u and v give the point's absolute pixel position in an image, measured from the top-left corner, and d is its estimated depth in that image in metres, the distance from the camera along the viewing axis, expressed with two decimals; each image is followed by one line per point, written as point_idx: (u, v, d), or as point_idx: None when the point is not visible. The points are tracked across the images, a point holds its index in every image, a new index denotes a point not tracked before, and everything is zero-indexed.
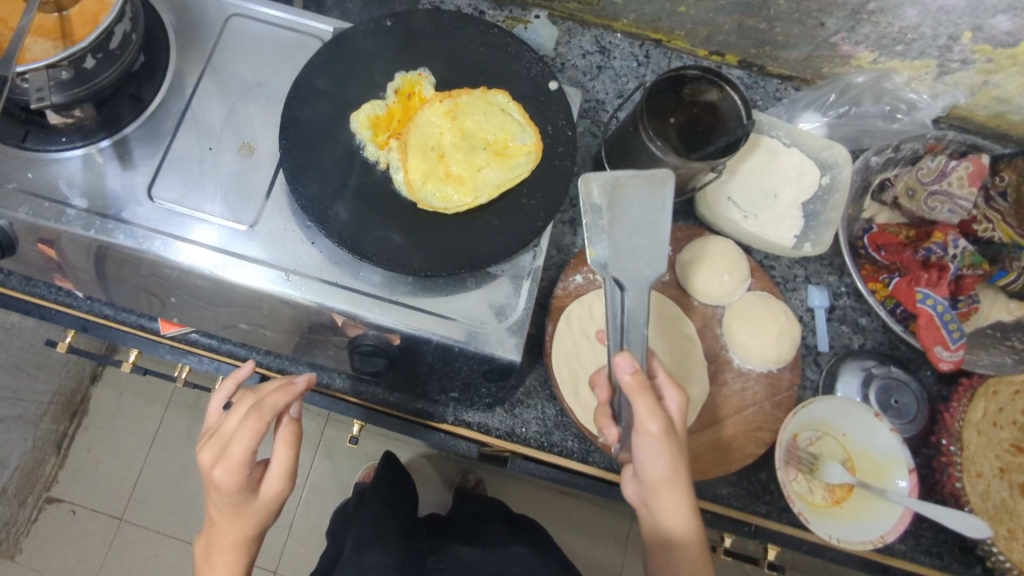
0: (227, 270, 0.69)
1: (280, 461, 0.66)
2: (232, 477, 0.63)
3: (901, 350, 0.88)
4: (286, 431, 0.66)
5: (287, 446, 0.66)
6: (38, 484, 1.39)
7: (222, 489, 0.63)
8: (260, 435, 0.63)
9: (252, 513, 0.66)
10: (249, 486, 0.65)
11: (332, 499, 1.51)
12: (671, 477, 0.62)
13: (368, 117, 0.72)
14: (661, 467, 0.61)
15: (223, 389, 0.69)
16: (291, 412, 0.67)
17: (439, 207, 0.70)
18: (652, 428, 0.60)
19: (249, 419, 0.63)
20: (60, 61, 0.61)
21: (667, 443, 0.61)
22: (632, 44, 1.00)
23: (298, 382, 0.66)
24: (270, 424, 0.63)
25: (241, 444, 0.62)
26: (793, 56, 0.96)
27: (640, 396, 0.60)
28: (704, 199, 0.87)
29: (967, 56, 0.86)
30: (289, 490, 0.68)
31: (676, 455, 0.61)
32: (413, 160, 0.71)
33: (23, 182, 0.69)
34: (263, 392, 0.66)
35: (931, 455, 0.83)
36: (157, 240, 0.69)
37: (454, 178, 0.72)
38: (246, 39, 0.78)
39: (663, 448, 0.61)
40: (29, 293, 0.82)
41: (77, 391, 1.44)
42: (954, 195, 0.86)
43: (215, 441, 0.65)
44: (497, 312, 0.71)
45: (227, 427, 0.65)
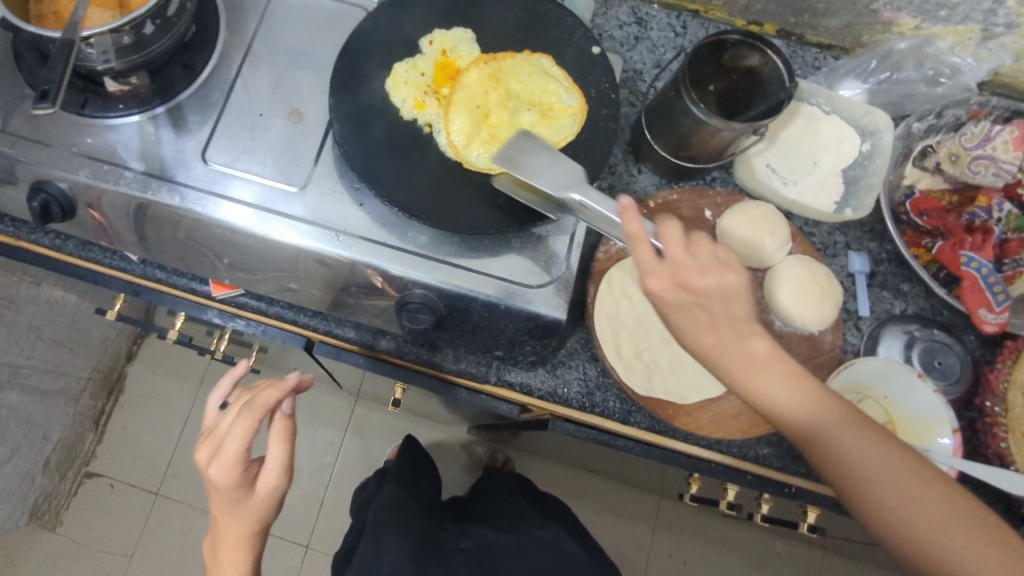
0: (270, 226, 0.70)
1: (275, 456, 0.69)
2: (227, 474, 0.67)
3: (943, 315, 0.88)
4: (280, 427, 0.70)
5: (280, 441, 0.69)
6: (75, 461, 1.43)
7: (219, 486, 0.68)
8: (252, 431, 0.67)
9: (250, 511, 0.70)
10: (245, 484, 0.69)
11: (363, 476, 1.53)
12: (725, 352, 0.59)
13: (402, 77, 0.73)
14: (701, 341, 0.58)
15: (222, 387, 0.77)
16: (283, 408, 0.70)
17: (483, 167, 0.71)
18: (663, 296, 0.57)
19: (239, 417, 0.67)
20: (123, 26, 0.63)
21: (699, 311, 0.58)
22: (669, 15, 1.00)
23: (288, 379, 0.70)
24: (262, 420, 0.67)
25: (234, 441, 0.66)
26: (833, 24, 0.96)
27: (643, 254, 0.56)
28: (744, 165, 0.88)
29: (1012, 20, 0.87)
30: (287, 485, 0.72)
31: (706, 324, 0.58)
32: (455, 120, 0.72)
33: (83, 147, 0.71)
34: (258, 391, 0.70)
35: (974, 419, 0.83)
36: (216, 202, 0.71)
37: (499, 139, 0.73)
38: (295, 8, 0.80)
39: (696, 319, 0.58)
40: (85, 257, 0.82)
41: (113, 369, 1.48)
42: (998, 158, 0.85)
43: (211, 440, 0.69)
44: (542, 273, 0.72)
45: (221, 427, 0.69)
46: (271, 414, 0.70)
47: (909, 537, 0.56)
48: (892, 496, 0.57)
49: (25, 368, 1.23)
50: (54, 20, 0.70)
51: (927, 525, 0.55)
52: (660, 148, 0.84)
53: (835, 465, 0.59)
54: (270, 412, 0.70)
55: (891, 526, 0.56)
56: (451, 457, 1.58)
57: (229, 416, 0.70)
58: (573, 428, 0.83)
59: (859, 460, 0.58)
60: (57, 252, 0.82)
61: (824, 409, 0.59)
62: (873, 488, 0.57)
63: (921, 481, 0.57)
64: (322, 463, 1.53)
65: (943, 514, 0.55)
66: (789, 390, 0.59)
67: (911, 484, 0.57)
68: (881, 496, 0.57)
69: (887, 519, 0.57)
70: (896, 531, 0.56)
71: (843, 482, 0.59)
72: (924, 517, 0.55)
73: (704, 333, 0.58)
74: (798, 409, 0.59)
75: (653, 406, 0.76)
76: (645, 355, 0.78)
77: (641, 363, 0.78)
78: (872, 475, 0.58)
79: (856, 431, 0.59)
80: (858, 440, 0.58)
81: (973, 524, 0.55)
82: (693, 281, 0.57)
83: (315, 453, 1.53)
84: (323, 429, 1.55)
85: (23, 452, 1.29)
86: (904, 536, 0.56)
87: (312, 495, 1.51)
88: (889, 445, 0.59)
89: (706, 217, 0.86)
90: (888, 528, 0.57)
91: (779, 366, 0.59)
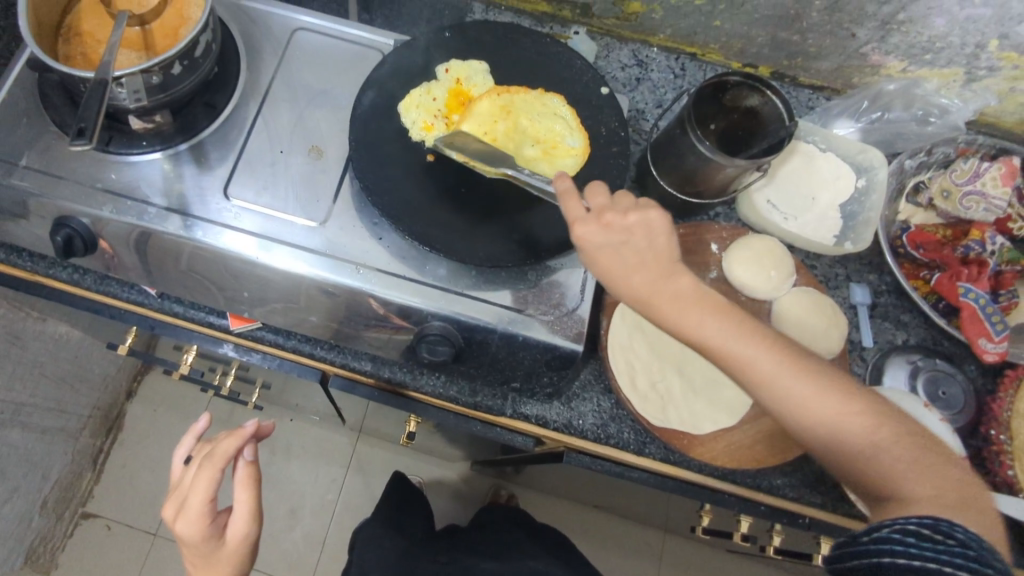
0: (269, 255, 0.72)
1: (243, 503, 0.68)
2: (193, 528, 0.66)
3: (944, 345, 0.90)
4: (245, 473, 0.68)
5: (246, 487, 0.67)
6: (73, 500, 1.39)
7: (187, 541, 0.67)
8: (216, 480, 0.66)
9: (223, 562, 0.68)
10: (215, 535, 0.68)
11: (364, 514, 1.51)
12: (669, 309, 0.60)
13: (415, 101, 0.76)
14: (648, 289, 0.60)
15: (185, 442, 0.76)
16: (246, 454, 0.69)
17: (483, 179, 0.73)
18: (593, 243, 0.60)
19: (201, 468, 0.67)
20: (153, 67, 0.65)
21: (636, 258, 0.60)
22: (669, 57, 1.04)
23: (247, 425, 0.69)
24: (222, 469, 0.66)
25: (198, 493, 0.66)
26: (825, 66, 1.01)
27: (577, 211, 0.61)
28: (747, 202, 0.91)
29: (994, 63, 0.91)
30: (260, 531, 0.70)
31: (645, 274, 0.60)
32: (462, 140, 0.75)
33: (107, 183, 0.73)
34: (218, 440, 0.69)
35: (980, 447, 0.84)
36: (225, 233, 0.72)
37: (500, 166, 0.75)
38: (313, 50, 0.82)
39: (633, 267, 0.60)
40: (102, 291, 0.82)
41: (113, 406, 1.46)
42: (988, 194, 0.89)
43: (176, 496, 0.69)
44: (558, 304, 0.74)
45: (185, 481, 0.69)
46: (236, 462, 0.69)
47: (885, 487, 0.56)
48: (859, 449, 0.57)
49: (29, 405, 1.22)
50: (83, 61, 0.71)
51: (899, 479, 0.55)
52: (665, 183, 0.86)
53: (798, 419, 0.58)
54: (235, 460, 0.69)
55: (867, 479, 0.57)
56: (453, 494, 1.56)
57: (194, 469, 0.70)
58: (588, 460, 0.83)
59: (823, 415, 0.58)
60: (74, 286, 0.82)
61: (780, 362, 0.58)
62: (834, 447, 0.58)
63: (876, 431, 0.57)
64: (323, 502, 1.50)
65: (901, 464, 0.56)
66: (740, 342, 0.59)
67: (875, 437, 0.57)
68: (860, 451, 0.57)
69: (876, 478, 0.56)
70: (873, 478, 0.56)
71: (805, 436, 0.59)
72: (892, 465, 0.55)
73: (640, 278, 0.60)
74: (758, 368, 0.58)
75: (669, 437, 0.77)
76: (659, 386, 0.80)
77: (655, 394, 0.79)
78: (832, 430, 0.57)
79: (820, 385, 0.58)
80: (827, 398, 0.58)
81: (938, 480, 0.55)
82: (619, 230, 0.60)
83: (316, 491, 1.51)
84: (325, 466, 1.53)
85: (21, 491, 1.25)
86: (881, 492, 0.56)
87: (313, 535, 1.48)
88: (854, 404, 0.58)
89: (713, 250, 0.88)
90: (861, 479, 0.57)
91: (722, 313, 0.60)
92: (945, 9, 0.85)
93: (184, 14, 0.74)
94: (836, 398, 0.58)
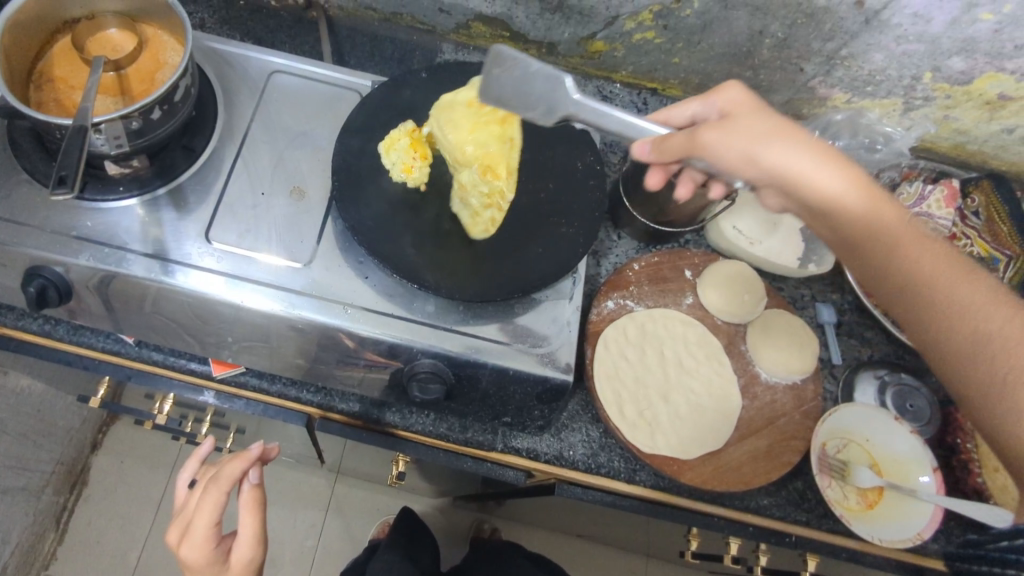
0: (239, 294, 0.71)
1: (247, 527, 0.71)
2: (197, 552, 0.69)
3: (907, 359, 0.95)
4: (249, 497, 0.71)
5: (251, 511, 0.71)
6: (36, 563, 1.31)
7: (191, 566, 0.70)
8: (220, 504, 0.70)
9: None
10: (219, 560, 0.71)
11: (345, 559, 1.46)
12: (834, 179, 0.58)
13: (395, 142, 0.77)
14: (796, 164, 0.58)
15: (189, 467, 0.79)
16: (252, 478, 0.73)
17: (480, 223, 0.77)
18: (743, 117, 0.60)
19: (207, 491, 0.70)
20: (134, 112, 0.64)
21: (790, 135, 0.59)
22: (631, 93, 1.09)
23: (252, 449, 0.74)
24: (228, 492, 0.70)
25: (203, 517, 0.69)
26: (776, 99, 1.07)
27: (739, 109, 0.63)
28: (714, 229, 0.95)
29: (929, 94, 0.99)
30: (264, 555, 0.73)
31: (793, 142, 0.58)
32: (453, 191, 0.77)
33: (81, 230, 0.71)
34: (223, 465, 0.73)
35: (949, 457, 0.88)
36: (189, 272, 0.71)
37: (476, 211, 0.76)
38: (289, 92, 0.83)
39: (783, 139, 0.59)
40: (76, 342, 0.79)
41: (77, 460, 1.38)
42: (934, 215, 0.97)
43: (182, 521, 0.73)
44: (546, 336, 0.75)
45: (189, 506, 0.73)
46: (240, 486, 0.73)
47: (1004, 429, 0.50)
48: (1006, 357, 0.51)
49: None
50: (56, 107, 0.70)
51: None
52: (640, 215, 0.89)
53: (941, 308, 0.55)
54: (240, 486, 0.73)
55: (1007, 398, 0.50)
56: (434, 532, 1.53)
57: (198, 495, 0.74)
58: (580, 490, 0.83)
59: (964, 316, 0.53)
60: (47, 338, 0.79)
61: (932, 258, 0.56)
62: (971, 354, 0.53)
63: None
64: (302, 549, 1.45)
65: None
66: (894, 223, 0.57)
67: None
68: (991, 374, 0.52)
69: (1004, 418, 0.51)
70: (1006, 427, 0.51)
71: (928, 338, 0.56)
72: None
73: (796, 154, 0.58)
74: (901, 248, 0.57)
75: (659, 463, 0.79)
76: (647, 413, 0.81)
77: (643, 421, 0.81)
78: (981, 335, 0.52)
79: (977, 290, 0.54)
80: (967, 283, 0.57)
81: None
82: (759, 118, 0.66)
83: (294, 538, 1.46)
84: (302, 511, 1.48)
85: None
86: (1008, 439, 0.51)
87: None
88: (1022, 325, 0.52)
89: (688, 277, 0.91)
90: (990, 412, 0.52)
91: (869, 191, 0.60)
92: (883, 46, 0.92)
93: (160, 60, 0.74)
94: (1007, 311, 0.53)
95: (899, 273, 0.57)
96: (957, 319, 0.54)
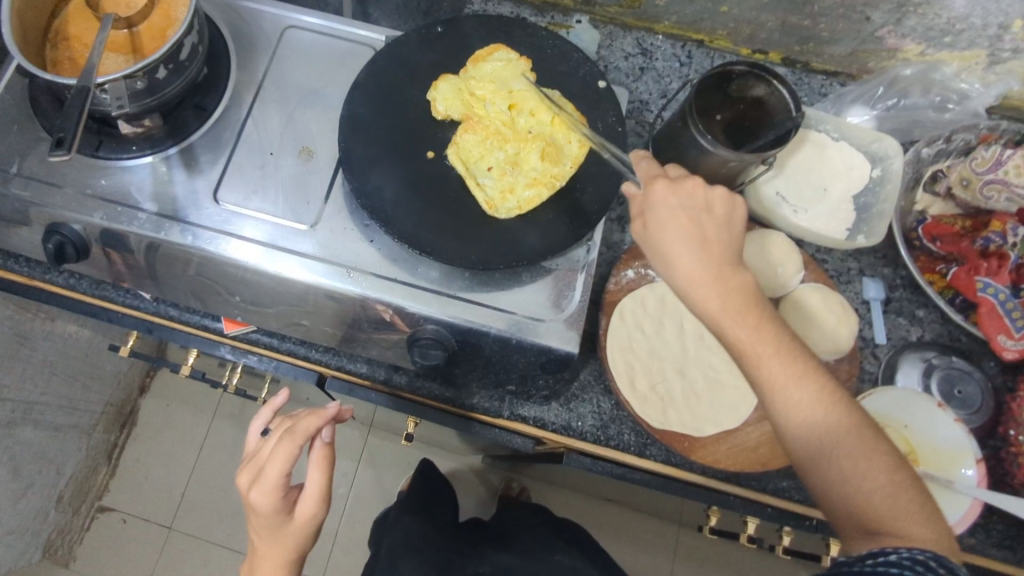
0: (274, 261, 0.70)
1: (314, 482, 0.69)
2: (267, 498, 0.66)
3: (962, 341, 0.87)
4: (320, 454, 0.69)
5: (320, 469, 0.68)
6: (90, 493, 1.44)
7: (259, 511, 0.67)
8: (293, 457, 0.67)
9: (289, 536, 0.69)
10: (285, 510, 0.68)
11: (377, 508, 1.51)
12: (703, 279, 0.59)
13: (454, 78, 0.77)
14: (698, 278, 0.59)
15: (262, 414, 0.74)
16: (323, 436, 0.70)
17: (499, 185, 0.74)
18: (665, 205, 0.61)
19: (282, 442, 0.67)
20: (137, 72, 0.64)
21: (699, 237, 0.60)
22: (674, 45, 1.01)
23: (329, 407, 0.69)
24: (302, 447, 0.67)
25: (275, 466, 0.66)
26: (838, 51, 0.96)
27: (658, 184, 0.62)
28: (752, 194, 0.87)
29: (1019, 44, 0.86)
30: (325, 513, 0.70)
31: (687, 226, 0.60)
32: (475, 149, 0.75)
33: (96, 189, 0.72)
34: (299, 418, 0.70)
35: (999, 447, 0.81)
36: (231, 241, 0.71)
37: (498, 174, 0.75)
38: (303, 48, 0.81)
39: (691, 241, 0.60)
40: (97, 296, 0.83)
41: (127, 401, 1.49)
42: (1011, 183, 0.84)
43: (252, 464, 0.69)
44: (555, 306, 0.72)
45: (263, 452, 0.69)
46: (310, 441, 0.70)
47: (847, 496, 0.54)
48: (845, 472, 0.54)
49: (40, 403, 1.21)
50: (70, 66, 0.71)
51: (883, 501, 0.53)
52: None
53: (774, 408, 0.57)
54: (310, 441, 0.70)
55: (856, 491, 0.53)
56: (465, 486, 1.56)
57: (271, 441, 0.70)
58: (589, 461, 0.82)
59: (806, 405, 0.56)
60: (71, 291, 0.83)
61: (790, 360, 0.57)
62: (821, 449, 0.55)
63: (877, 456, 0.54)
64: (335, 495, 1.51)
65: (877, 476, 0.54)
66: (757, 325, 0.58)
67: (875, 450, 0.55)
68: (825, 463, 0.55)
69: (842, 502, 0.54)
70: (858, 499, 0.53)
71: (790, 436, 0.57)
72: (871, 481, 0.53)
73: (698, 264, 0.59)
74: (762, 342, 0.58)
75: (669, 440, 0.75)
76: (660, 388, 0.78)
77: (655, 396, 0.77)
78: (820, 434, 0.55)
79: (810, 383, 0.56)
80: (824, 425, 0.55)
81: (925, 516, 0.52)
82: (695, 207, 0.61)
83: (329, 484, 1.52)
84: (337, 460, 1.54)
85: (37, 488, 1.28)
86: (874, 518, 0.52)
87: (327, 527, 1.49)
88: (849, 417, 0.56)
89: None
90: (853, 500, 0.53)
91: (749, 317, 0.58)
92: None
93: (171, 16, 0.73)
94: (843, 427, 0.55)
95: (754, 364, 0.58)
96: (810, 426, 0.56)
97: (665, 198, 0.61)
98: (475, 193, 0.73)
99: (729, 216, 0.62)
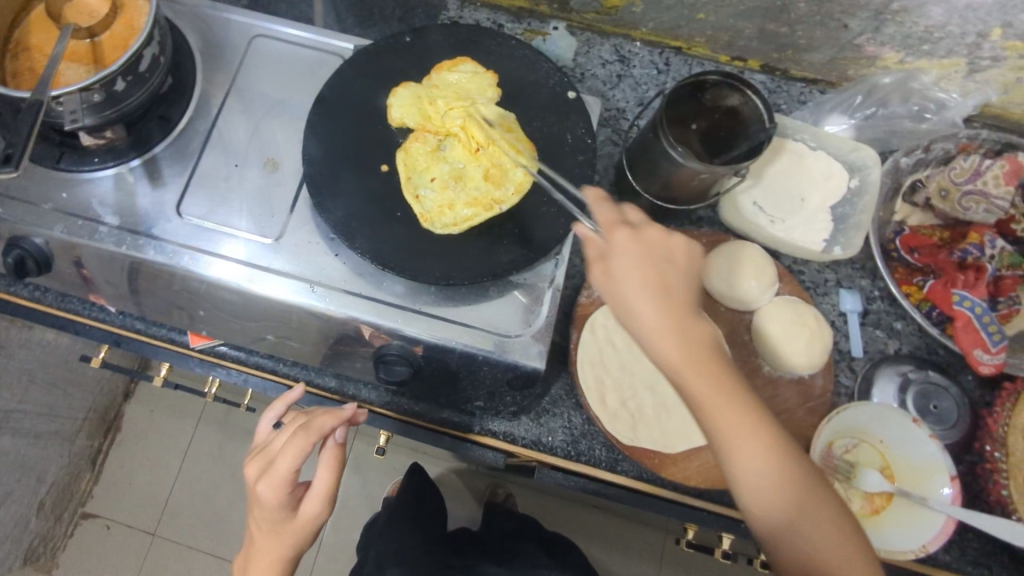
0: (258, 283, 0.69)
1: (321, 482, 0.67)
2: (274, 492, 0.65)
3: (939, 354, 0.87)
4: (331, 454, 0.68)
5: (329, 469, 0.67)
6: (73, 499, 1.43)
7: (264, 503, 0.66)
8: (306, 452, 0.65)
9: (290, 535, 0.67)
10: (289, 506, 0.67)
11: (362, 514, 1.51)
12: (659, 327, 0.56)
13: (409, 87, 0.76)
14: (658, 329, 0.55)
15: (275, 408, 0.72)
16: (336, 436, 0.69)
17: (437, 197, 0.73)
18: (628, 253, 0.57)
19: (296, 435, 0.66)
20: (92, 84, 0.63)
21: (659, 286, 0.56)
22: (652, 52, 1.00)
23: (346, 409, 0.69)
24: (316, 444, 0.65)
25: (286, 460, 0.64)
26: (817, 58, 0.95)
27: (620, 232, 0.58)
28: (729, 204, 0.86)
29: (998, 53, 0.85)
30: (328, 515, 0.68)
31: (653, 280, 0.56)
32: (420, 156, 0.74)
33: (57, 202, 0.71)
34: (314, 415, 0.69)
35: (975, 462, 0.81)
36: (199, 257, 0.70)
37: (438, 183, 0.74)
38: (270, 58, 0.80)
39: (653, 291, 0.56)
40: (62, 308, 0.83)
41: (111, 407, 1.48)
42: (990, 194, 0.82)
43: (263, 456, 0.68)
44: (522, 322, 0.71)
45: (275, 445, 0.68)
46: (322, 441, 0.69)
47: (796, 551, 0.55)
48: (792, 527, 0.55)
49: (18, 411, 1.20)
50: (29, 77, 0.70)
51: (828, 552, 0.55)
52: (643, 190, 0.82)
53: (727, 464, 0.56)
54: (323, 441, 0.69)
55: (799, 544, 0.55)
56: (451, 492, 1.55)
57: (283, 435, 0.69)
58: (560, 476, 0.80)
59: (760, 471, 0.55)
60: (36, 304, 0.83)
61: (750, 423, 0.55)
62: (770, 509, 0.55)
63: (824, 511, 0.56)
64: None
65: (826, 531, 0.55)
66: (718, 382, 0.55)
67: (819, 490, 0.56)
68: (780, 514, 0.55)
69: (787, 539, 0.55)
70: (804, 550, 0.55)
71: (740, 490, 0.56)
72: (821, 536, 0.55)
73: (656, 314, 0.56)
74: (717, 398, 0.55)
75: (639, 456, 0.75)
76: (630, 403, 0.77)
77: (625, 412, 0.76)
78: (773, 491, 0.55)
79: (766, 435, 0.55)
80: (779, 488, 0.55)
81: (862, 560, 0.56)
82: (654, 256, 0.57)
83: None
84: None
85: (17, 495, 1.27)
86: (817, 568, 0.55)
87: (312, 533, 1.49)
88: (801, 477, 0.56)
89: None
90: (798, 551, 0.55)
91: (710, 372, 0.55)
92: None
93: (134, 26, 0.72)
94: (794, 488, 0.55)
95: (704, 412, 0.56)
96: (763, 492, 0.55)
97: (627, 251, 0.57)
98: (410, 204, 0.72)
99: (689, 263, 0.58)
